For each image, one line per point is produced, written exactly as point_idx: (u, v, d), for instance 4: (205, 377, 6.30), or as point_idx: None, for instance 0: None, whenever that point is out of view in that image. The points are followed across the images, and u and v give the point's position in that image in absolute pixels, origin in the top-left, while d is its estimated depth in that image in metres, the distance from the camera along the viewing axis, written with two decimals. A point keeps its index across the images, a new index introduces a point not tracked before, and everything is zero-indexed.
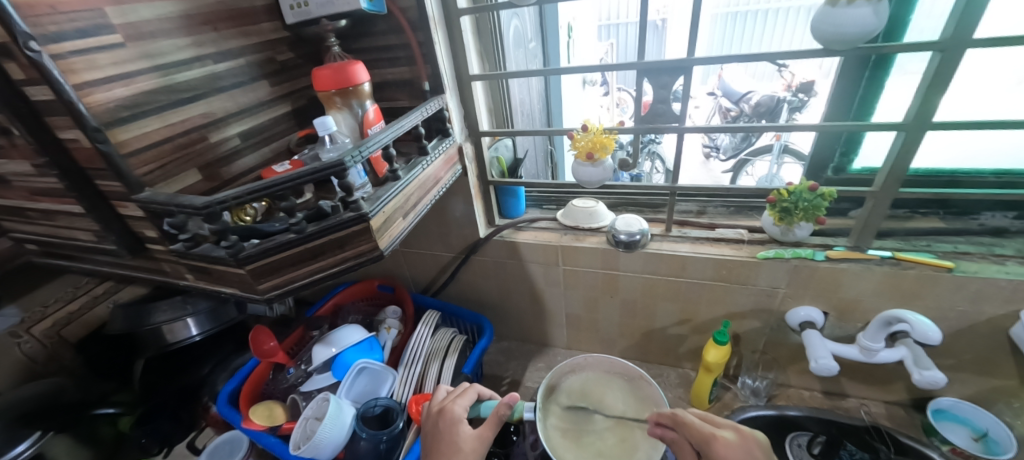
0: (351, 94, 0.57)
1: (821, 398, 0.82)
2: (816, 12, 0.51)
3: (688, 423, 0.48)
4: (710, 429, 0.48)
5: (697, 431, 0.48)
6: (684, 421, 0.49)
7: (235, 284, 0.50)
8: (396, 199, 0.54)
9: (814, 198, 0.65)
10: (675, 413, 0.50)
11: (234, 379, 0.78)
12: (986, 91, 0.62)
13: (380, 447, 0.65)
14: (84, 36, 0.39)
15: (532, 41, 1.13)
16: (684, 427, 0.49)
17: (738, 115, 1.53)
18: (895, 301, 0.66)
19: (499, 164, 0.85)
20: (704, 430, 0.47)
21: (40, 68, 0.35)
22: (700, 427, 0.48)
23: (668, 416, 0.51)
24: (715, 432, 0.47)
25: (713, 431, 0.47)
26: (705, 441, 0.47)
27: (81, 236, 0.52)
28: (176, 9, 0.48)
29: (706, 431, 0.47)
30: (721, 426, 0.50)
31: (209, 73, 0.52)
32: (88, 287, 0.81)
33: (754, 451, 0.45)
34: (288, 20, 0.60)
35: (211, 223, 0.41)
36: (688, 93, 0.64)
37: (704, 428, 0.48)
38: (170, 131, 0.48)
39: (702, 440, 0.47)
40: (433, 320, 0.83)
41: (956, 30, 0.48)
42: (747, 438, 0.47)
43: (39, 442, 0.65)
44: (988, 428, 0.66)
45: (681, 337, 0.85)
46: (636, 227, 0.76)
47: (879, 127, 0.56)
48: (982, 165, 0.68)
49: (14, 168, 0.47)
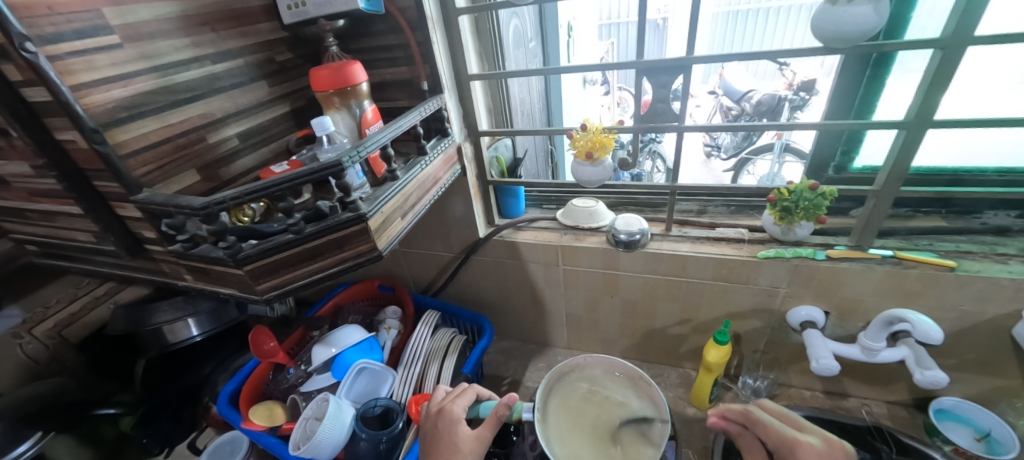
0: (350, 94, 0.57)
1: (822, 398, 0.82)
2: (816, 11, 0.51)
3: (764, 423, 0.52)
4: (793, 433, 0.49)
5: (776, 433, 0.50)
6: (759, 421, 0.52)
7: (234, 285, 0.50)
8: (395, 199, 0.54)
9: (815, 197, 0.64)
10: (750, 412, 0.54)
11: (233, 379, 0.78)
12: (989, 89, 0.62)
13: (380, 447, 0.65)
14: (82, 37, 0.39)
15: (532, 41, 1.13)
16: (759, 426, 0.52)
17: (739, 114, 1.53)
18: (897, 301, 0.66)
19: (499, 164, 0.85)
20: (785, 434, 0.49)
21: (36, 69, 0.35)
22: (779, 430, 0.50)
23: (743, 413, 0.55)
24: (797, 436, 0.48)
25: (794, 435, 0.49)
26: (784, 444, 0.49)
27: (80, 236, 0.52)
28: (174, 10, 0.48)
29: (786, 435, 0.49)
30: (806, 430, 0.50)
31: (207, 73, 0.52)
32: (89, 288, 0.80)
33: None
34: (286, 20, 0.60)
35: (210, 224, 0.41)
36: (688, 92, 0.64)
37: (785, 432, 0.49)
38: (168, 131, 0.48)
39: (780, 442, 0.49)
40: (433, 320, 0.83)
41: (957, 27, 0.48)
42: (834, 447, 0.47)
43: (40, 442, 0.66)
44: (990, 428, 0.66)
45: (682, 337, 0.85)
46: (635, 226, 0.76)
47: (880, 125, 0.56)
48: (985, 163, 0.67)
49: (13, 169, 0.47)
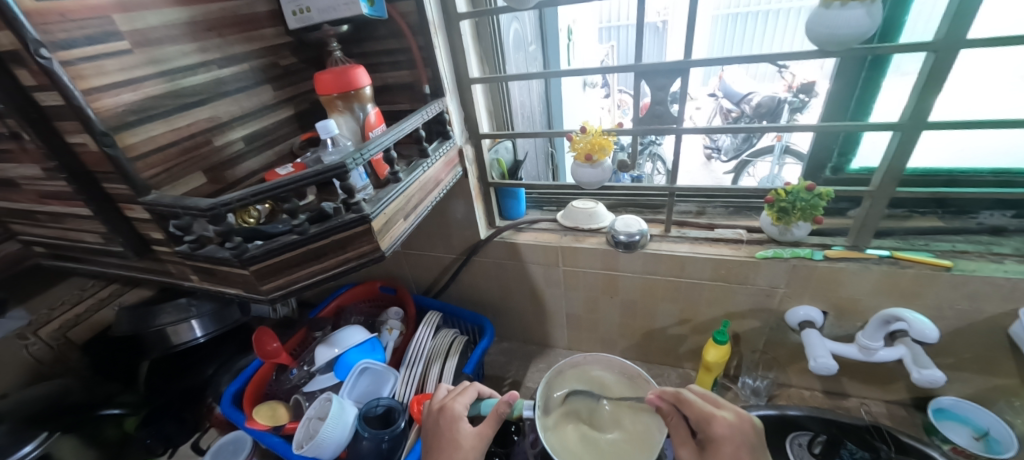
0: (353, 97, 0.59)
1: (821, 398, 0.82)
2: (810, 15, 0.52)
3: (691, 402, 0.51)
4: (711, 409, 0.51)
5: (699, 410, 0.50)
6: (688, 400, 0.51)
7: (240, 285, 0.51)
8: (397, 200, 0.55)
9: (811, 197, 0.65)
10: (679, 392, 0.52)
11: (238, 379, 0.79)
12: (982, 91, 0.63)
13: (382, 447, 0.66)
14: (93, 43, 0.40)
15: (532, 44, 1.14)
16: (687, 405, 0.51)
17: (738, 116, 1.54)
18: (894, 300, 0.66)
19: (499, 166, 0.86)
20: (706, 410, 0.50)
21: (50, 74, 0.36)
22: (702, 407, 0.51)
23: (672, 393, 0.53)
24: (715, 412, 0.50)
25: (713, 411, 0.51)
26: (704, 420, 0.50)
27: (89, 237, 0.53)
28: (182, 16, 0.49)
29: (708, 411, 0.50)
30: (721, 407, 0.53)
31: (213, 77, 0.53)
32: (94, 290, 0.81)
33: (746, 433, 0.49)
34: (291, 26, 0.61)
35: (216, 224, 0.42)
36: (686, 95, 0.65)
37: (706, 409, 0.51)
38: (176, 134, 0.49)
39: (701, 418, 0.50)
40: (435, 321, 0.84)
41: (949, 31, 0.49)
42: (744, 421, 0.50)
43: (45, 443, 0.67)
44: (989, 427, 0.66)
45: (681, 337, 0.86)
46: (634, 227, 0.76)
47: (875, 127, 0.57)
48: (981, 164, 0.68)
49: (23, 172, 0.48)
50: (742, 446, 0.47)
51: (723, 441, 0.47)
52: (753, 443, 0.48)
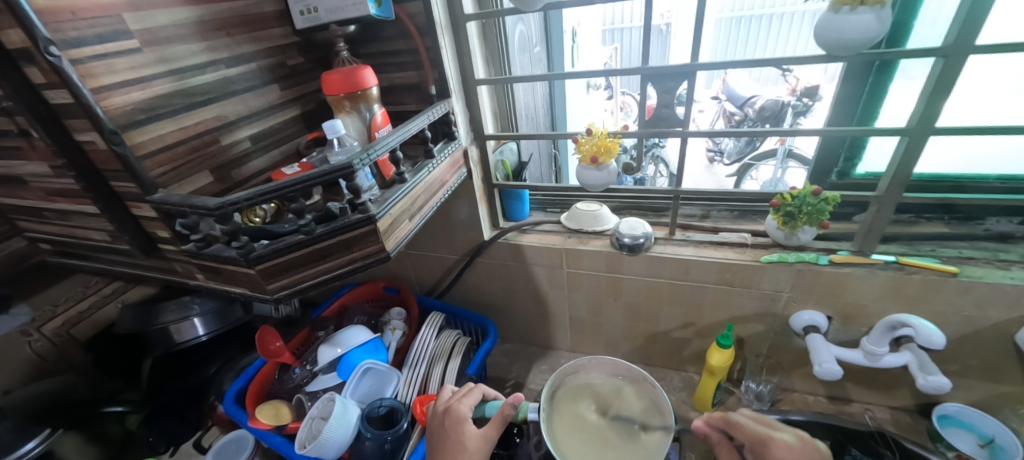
0: (360, 98, 0.59)
1: (825, 403, 0.82)
2: (819, 19, 0.52)
3: (741, 424, 0.51)
4: (766, 431, 0.49)
5: (751, 432, 0.50)
6: (737, 423, 0.52)
7: (245, 284, 0.51)
8: (403, 201, 0.55)
9: (817, 202, 0.65)
10: (728, 416, 0.53)
11: (240, 378, 0.78)
12: (989, 97, 0.62)
13: (385, 447, 0.66)
14: (103, 41, 0.40)
15: (537, 45, 1.14)
16: (737, 427, 0.52)
17: (742, 120, 1.54)
18: (900, 305, 0.66)
19: (503, 167, 0.87)
20: (760, 432, 0.49)
21: (60, 72, 0.36)
22: (754, 429, 0.50)
23: (721, 418, 0.54)
24: (771, 433, 0.49)
25: (769, 432, 0.49)
26: (759, 442, 0.49)
27: (95, 235, 0.54)
28: (191, 15, 0.49)
29: (762, 433, 0.49)
30: (779, 429, 0.51)
31: (221, 77, 0.53)
32: (97, 287, 0.81)
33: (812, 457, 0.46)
34: (299, 26, 0.61)
35: (223, 223, 0.42)
36: (692, 97, 0.65)
37: (760, 430, 0.50)
38: (184, 133, 0.49)
39: (757, 441, 0.49)
40: (438, 321, 0.84)
41: (958, 36, 0.49)
42: (806, 443, 0.47)
43: (48, 440, 0.67)
44: (994, 435, 0.66)
45: (685, 341, 0.85)
46: (639, 230, 0.76)
47: (883, 132, 0.57)
48: (987, 170, 0.68)
49: (31, 169, 0.48)
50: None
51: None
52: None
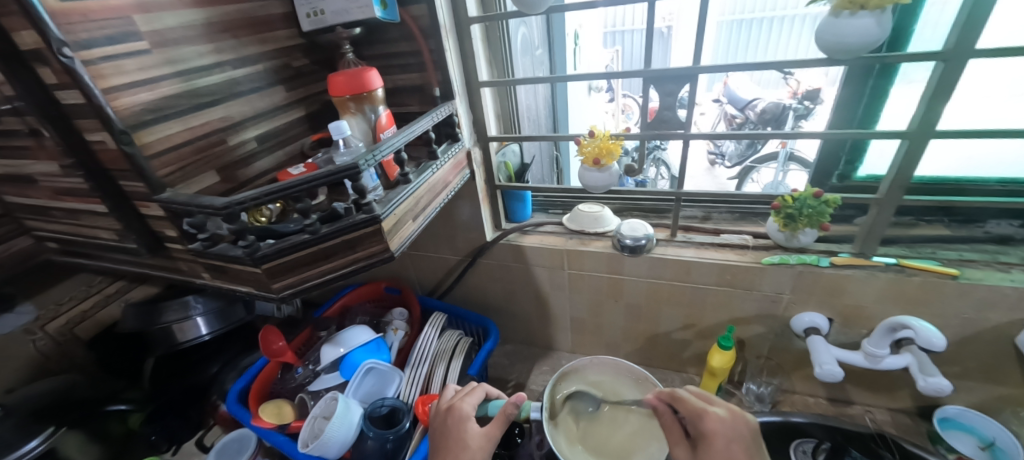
0: (365, 99, 0.60)
1: (826, 405, 0.82)
2: (819, 23, 0.52)
3: (682, 398, 0.48)
4: (703, 405, 0.47)
5: (688, 406, 0.47)
6: (680, 397, 0.49)
7: (250, 283, 0.51)
8: (407, 201, 0.55)
9: (818, 204, 0.65)
10: (672, 390, 0.50)
11: (243, 377, 0.79)
12: (989, 101, 0.63)
13: (387, 446, 0.66)
14: (113, 43, 0.41)
15: (539, 48, 1.15)
16: (677, 400, 0.49)
17: (743, 122, 1.55)
18: (900, 308, 0.66)
19: (506, 168, 0.87)
20: (697, 406, 0.47)
21: (71, 73, 0.37)
22: (691, 402, 0.47)
23: (667, 392, 0.51)
24: (707, 407, 0.46)
25: (705, 406, 0.46)
26: (694, 416, 0.46)
27: (102, 234, 0.54)
28: (199, 17, 0.50)
29: (698, 406, 0.46)
30: (716, 404, 0.48)
31: (228, 78, 0.54)
32: (101, 286, 0.82)
33: (742, 431, 0.44)
34: (305, 28, 0.61)
35: (230, 223, 0.43)
36: (694, 100, 0.65)
37: (697, 404, 0.47)
38: (191, 133, 0.50)
39: (693, 414, 0.47)
40: (440, 322, 0.84)
41: (958, 40, 0.49)
42: (738, 417, 0.45)
43: (50, 439, 0.68)
44: (995, 437, 0.66)
45: (686, 342, 0.86)
46: (640, 232, 0.76)
47: (883, 135, 0.57)
48: (987, 173, 0.68)
49: (40, 168, 0.48)
50: (736, 442, 0.43)
51: (715, 437, 0.43)
52: (750, 443, 0.43)
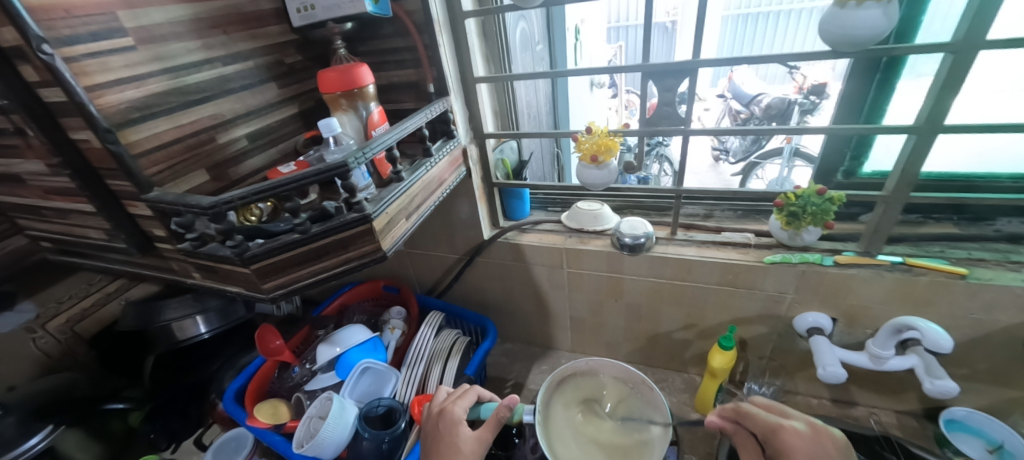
0: (357, 96, 0.58)
1: (830, 406, 0.81)
2: (826, 14, 0.50)
3: (752, 415, 0.49)
4: (779, 420, 0.46)
5: (763, 422, 0.47)
6: (747, 413, 0.49)
7: (241, 283, 0.50)
8: (400, 199, 0.54)
9: (823, 202, 0.63)
10: (739, 406, 0.51)
11: (239, 377, 0.78)
12: (1000, 94, 0.61)
13: (382, 447, 0.65)
14: (97, 39, 0.40)
15: (540, 43, 1.12)
16: (747, 417, 0.49)
17: (748, 118, 1.52)
18: (907, 308, 0.64)
19: (504, 166, 0.86)
20: (771, 422, 0.46)
21: (52, 70, 0.36)
22: (766, 418, 0.47)
23: (733, 409, 0.52)
24: (782, 421, 0.46)
25: (780, 421, 0.46)
26: (770, 431, 0.46)
27: (92, 234, 0.54)
28: (187, 13, 0.49)
29: (774, 422, 0.46)
30: (791, 418, 0.48)
31: (218, 75, 0.53)
32: (101, 284, 0.81)
33: (825, 447, 0.42)
34: (296, 23, 0.61)
35: (217, 223, 0.42)
36: (696, 95, 0.63)
37: (771, 419, 0.47)
38: (179, 131, 0.49)
39: (768, 430, 0.46)
40: (437, 321, 0.83)
41: (968, 32, 0.47)
42: (820, 433, 0.44)
43: (51, 435, 0.65)
44: (1004, 440, 0.64)
45: (686, 342, 0.85)
46: (640, 230, 0.75)
47: (890, 130, 0.55)
48: (998, 169, 0.66)
49: (28, 168, 0.48)
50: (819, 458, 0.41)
51: (794, 451, 0.42)
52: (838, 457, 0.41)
